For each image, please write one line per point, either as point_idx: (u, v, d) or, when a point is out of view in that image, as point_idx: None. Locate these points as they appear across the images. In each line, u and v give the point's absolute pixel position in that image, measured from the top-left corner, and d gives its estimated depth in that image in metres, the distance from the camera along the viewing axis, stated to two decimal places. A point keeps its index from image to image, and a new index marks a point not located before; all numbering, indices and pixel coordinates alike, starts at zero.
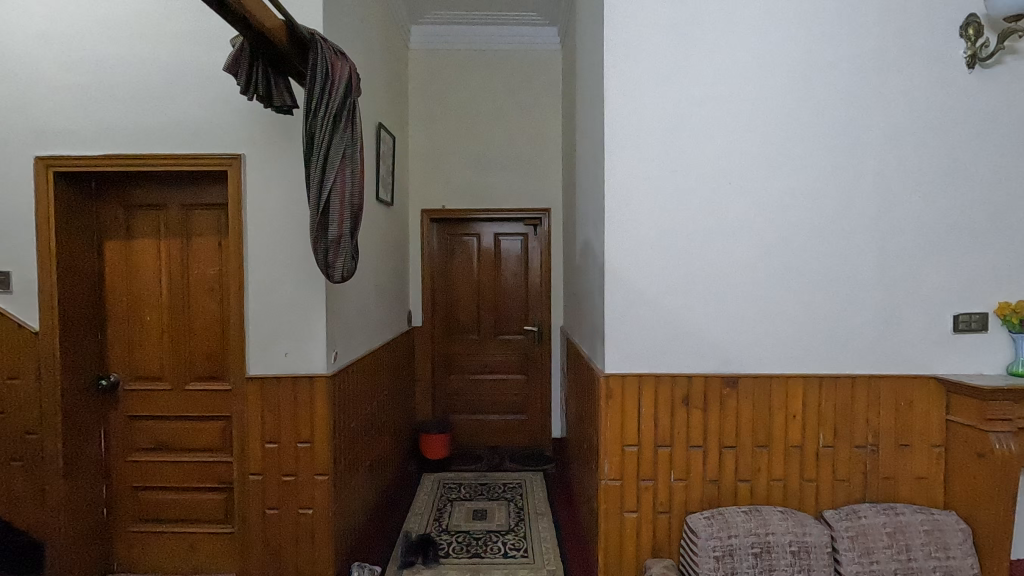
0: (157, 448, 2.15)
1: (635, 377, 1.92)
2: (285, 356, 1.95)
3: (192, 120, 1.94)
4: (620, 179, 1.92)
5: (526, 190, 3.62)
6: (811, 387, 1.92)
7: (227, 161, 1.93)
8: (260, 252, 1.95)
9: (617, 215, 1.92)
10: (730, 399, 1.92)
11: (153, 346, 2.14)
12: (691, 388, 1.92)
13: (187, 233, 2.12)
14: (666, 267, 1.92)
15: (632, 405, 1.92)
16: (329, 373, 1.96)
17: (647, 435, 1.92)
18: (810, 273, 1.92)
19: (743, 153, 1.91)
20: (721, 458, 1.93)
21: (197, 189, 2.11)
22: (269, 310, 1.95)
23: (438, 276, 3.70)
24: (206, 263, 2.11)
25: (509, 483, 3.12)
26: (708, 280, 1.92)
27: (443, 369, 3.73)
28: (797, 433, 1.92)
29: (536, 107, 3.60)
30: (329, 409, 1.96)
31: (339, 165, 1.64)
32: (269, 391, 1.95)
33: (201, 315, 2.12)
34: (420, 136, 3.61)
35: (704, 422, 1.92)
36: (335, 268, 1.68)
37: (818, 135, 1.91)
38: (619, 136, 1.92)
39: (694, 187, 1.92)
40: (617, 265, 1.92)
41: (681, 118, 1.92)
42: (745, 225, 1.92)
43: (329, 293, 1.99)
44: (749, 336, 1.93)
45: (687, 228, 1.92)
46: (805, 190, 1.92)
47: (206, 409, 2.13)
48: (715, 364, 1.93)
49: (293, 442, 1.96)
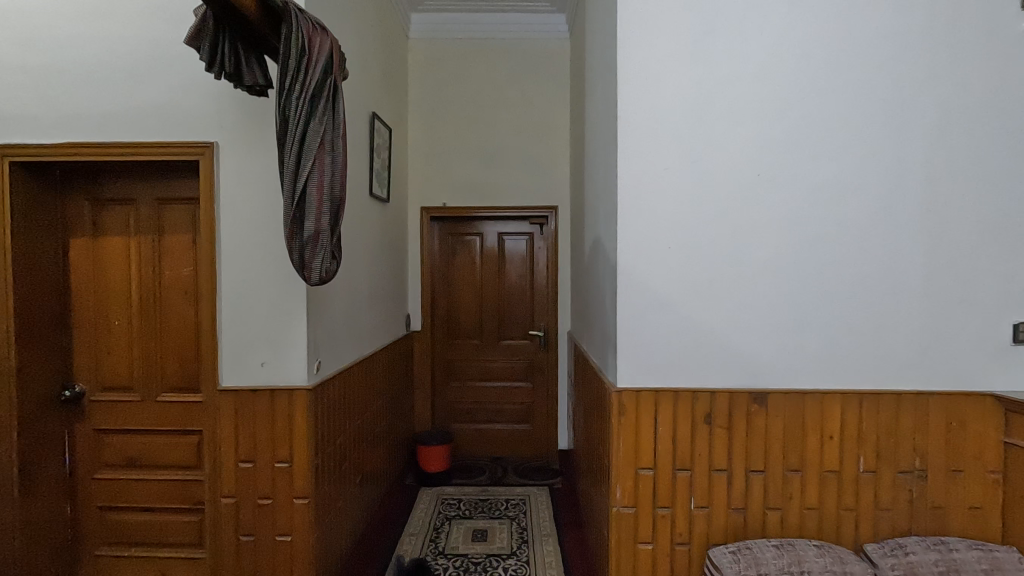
0: (126, 464, 1.97)
1: (650, 392, 1.71)
2: (261, 367, 1.77)
3: (162, 104, 1.75)
4: (636, 170, 1.71)
5: (531, 187, 3.41)
6: (851, 404, 1.70)
7: (199, 149, 1.75)
8: (235, 251, 1.76)
9: (632, 210, 1.72)
10: (758, 417, 1.71)
11: (121, 354, 1.96)
12: (714, 405, 1.71)
13: (159, 230, 1.94)
14: (687, 270, 1.71)
15: (647, 424, 1.71)
16: (310, 386, 1.77)
17: (664, 457, 1.71)
18: (849, 276, 1.70)
19: (774, 140, 1.70)
20: (747, 484, 1.71)
21: (171, 182, 1.93)
22: (244, 315, 1.77)
23: (438, 278, 3.52)
24: (180, 263, 1.93)
25: (512, 500, 2.92)
26: (733, 282, 1.71)
27: (444, 375, 3.54)
28: (833, 456, 1.70)
29: (543, 98, 3.40)
30: (310, 425, 1.77)
31: (317, 152, 1.46)
32: (244, 405, 1.76)
33: (175, 320, 1.94)
34: (420, 130, 3.42)
35: (728, 443, 1.71)
36: (312, 268, 1.48)
37: (859, 121, 1.70)
38: (634, 121, 1.71)
39: (718, 179, 1.71)
40: (632, 267, 1.71)
41: (704, 101, 1.71)
42: (776, 222, 1.71)
43: (311, 297, 1.80)
44: (780, 347, 1.72)
45: (711, 224, 1.71)
46: (844, 182, 1.70)
47: (180, 423, 1.95)
48: (742, 377, 1.72)
49: (270, 461, 1.77)
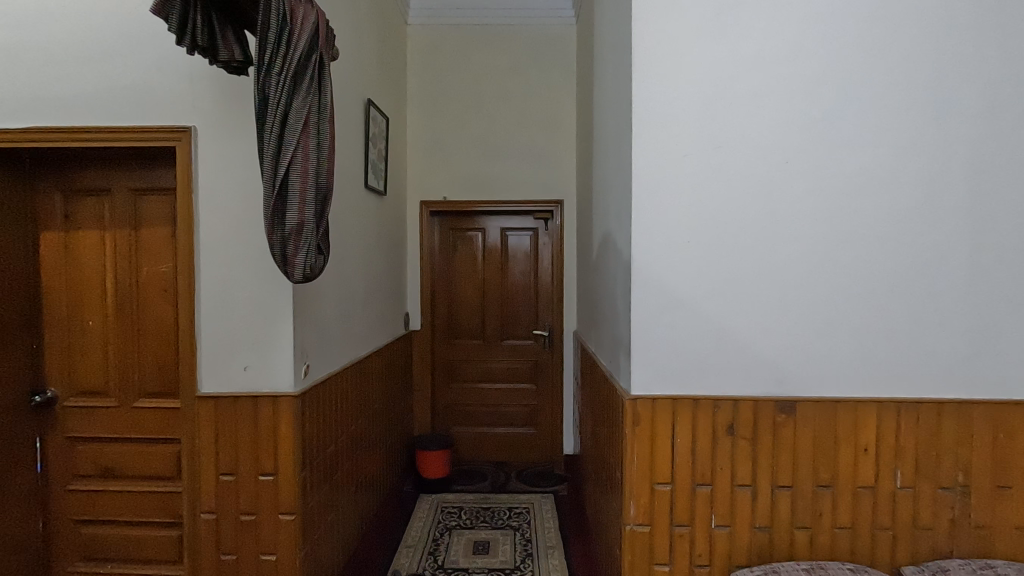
0: (101, 475, 1.84)
1: (667, 399, 1.56)
2: (243, 371, 1.62)
3: (135, 85, 1.61)
4: (651, 157, 1.56)
5: (536, 180, 3.26)
6: (887, 413, 1.55)
7: (176, 134, 1.61)
8: (214, 245, 1.62)
9: (647, 201, 1.56)
10: (785, 428, 1.56)
11: (95, 357, 1.82)
12: (737, 414, 1.56)
13: (136, 223, 1.80)
14: (708, 267, 1.56)
15: (664, 435, 1.57)
16: (297, 392, 1.63)
17: (682, 471, 1.57)
18: (885, 273, 1.55)
19: (804, 123, 1.55)
20: (773, 501, 1.57)
21: (150, 171, 1.80)
22: (225, 315, 1.62)
23: (438, 275, 3.37)
24: (159, 259, 1.80)
25: (515, 508, 2.78)
26: (757, 279, 1.56)
27: (444, 376, 3.41)
28: (867, 470, 1.56)
29: (548, 87, 3.25)
30: (296, 435, 1.63)
31: (300, 134, 1.31)
32: (224, 413, 1.62)
33: (153, 319, 1.80)
34: (418, 120, 3.27)
35: (752, 456, 1.56)
36: (295, 264, 1.34)
37: (897, 103, 1.55)
38: (649, 104, 1.56)
39: (742, 167, 1.56)
40: (647, 263, 1.56)
41: (728, 81, 1.56)
42: (805, 214, 1.56)
43: (299, 296, 1.66)
44: (809, 351, 1.56)
45: (734, 216, 1.56)
46: (880, 170, 1.55)
47: (159, 431, 1.81)
48: (768, 384, 1.57)
49: (253, 474, 1.63)
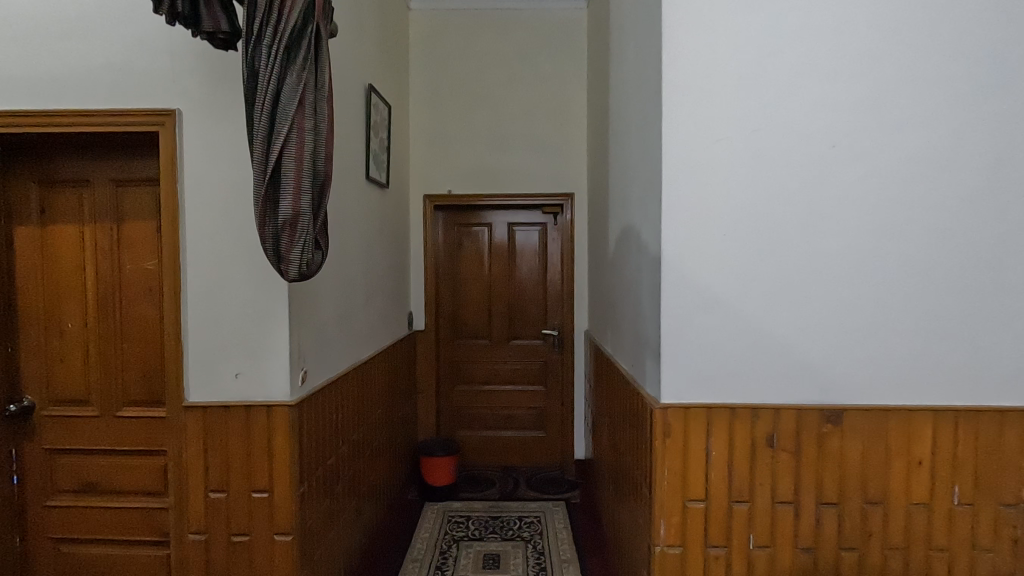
0: (81, 489, 1.69)
1: (701, 409, 1.42)
2: (235, 379, 1.48)
3: (113, 64, 1.46)
4: (683, 141, 1.41)
5: (545, 172, 3.12)
6: (944, 423, 1.41)
7: (158, 118, 1.46)
8: (201, 240, 1.47)
9: (678, 189, 1.42)
10: (832, 440, 1.42)
11: (75, 362, 1.68)
12: (778, 424, 1.42)
13: (119, 217, 1.65)
14: (745, 263, 1.42)
15: (697, 448, 1.42)
16: (293, 402, 1.49)
17: (717, 487, 1.43)
18: (942, 269, 1.40)
19: (852, 102, 1.40)
20: (818, 520, 1.42)
21: (132, 160, 1.65)
22: (213, 317, 1.48)
23: (442, 272, 3.23)
24: (143, 256, 1.65)
25: (525, 518, 2.64)
26: (800, 276, 1.41)
27: (450, 378, 3.27)
28: (921, 485, 1.42)
29: (557, 75, 3.09)
30: (293, 448, 1.48)
31: (295, 114, 1.17)
32: (213, 425, 1.47)
33: (138, 321, 1.66)
34: (422, 110, 3.12)
35: (795, 470, 1.42)
36: (290, 260, 1.19)
37: (955, 80, 1.40)
38: (681, 83, 1.41)
39: (783, 151, 1.41)
40: (678, 258, 1.42)
41: (768, 56, 1.41)
42: (853, 204, 1.41)
43: (295, 296, 1.51)
44: (857, 355, 1.42)
45: (775, 207, 1.41)
46: (937, 156, 1.40)
47: (144, 441, 1.67)
48: (812, 392, 1.42)
49: (245, 491, 1.48)
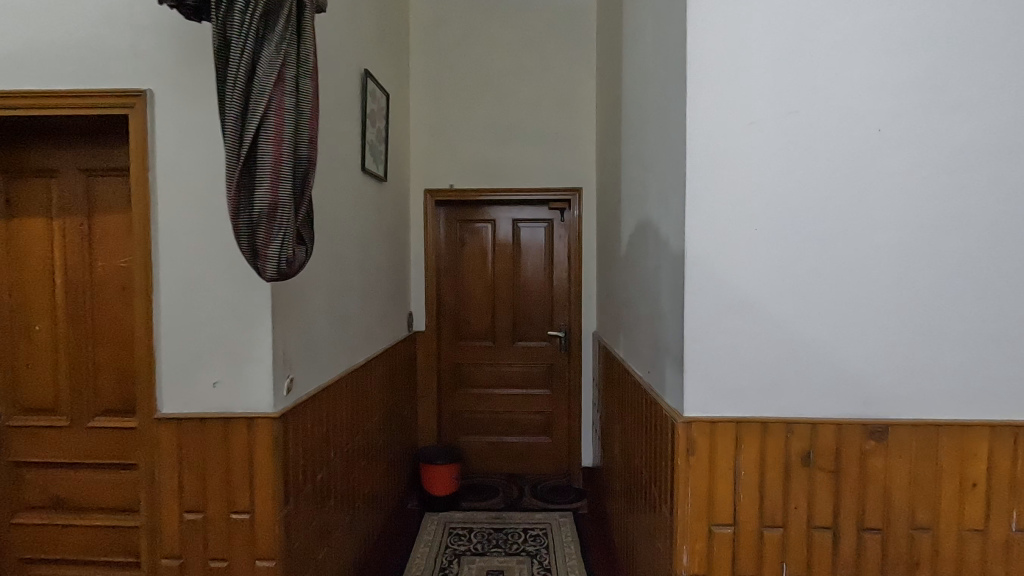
0: (49, 506, 1.54)
1: (730, 423, 1.27)
2: (213, 388, 1.34)
3: (77, 39, 1.31)
4: (710, 125, 1.27)
5: (552, 165, 2.97)
6: (1002, 439, 1.26)
7: (127, 99, 1.32)
8: (175, 235, 1.32)
9: (706, 178, 1.27)
10: (875, 458, 1.27)
11: (43, 368, 1.53)
12: (815, 440, 1.27)
13: (91, 210, 1.52)
14: (779, 260, 1.27)
15: (725, 467, 1.28)
16: (276, 413, 1.35)
17: (746, 511, 1.28)
18: (1001, 268, 1.25)
19: (900, 81, 1.25)
20: (858, 548, 1.28)
21: (105, 148, 1.51)
22: (189, 320, 1.33)
23: (444, 270, 3.09)
24: (117, 252, 1.51)
25: (531, 530, 2.50)
26: (840, 275, 1.27)
27: (451, 381, 3.13)
28: (974, 510, 1.27)
29: (564, 64, 2.95)
30: (277, 464, 1.34)
31: (273, 90, 1.03)
32: (188, 439, 1.34)
33: (111, 322, 1.52)
34: (422, 101, 2.98)
35: (834, 492, 1.28)
36: (268, 254, 1.05)
37: (1017, 55, 1.24)
38: (708, 59, 1.26)
39: (823, 136, 1.26)
40: (705, 255, 1.27)
41: (807, 30, 1.26)
42: (900, 195, 1.26)
43: (280, 296, 1.38)
44: (904, 365, 1.27)
45: (812, 199, 1.27)
46: (996, 141, 1.25)
47: (118, 454, 1.53)
48: (853, 405, 1.28)
49: (223, 512, 1.35)
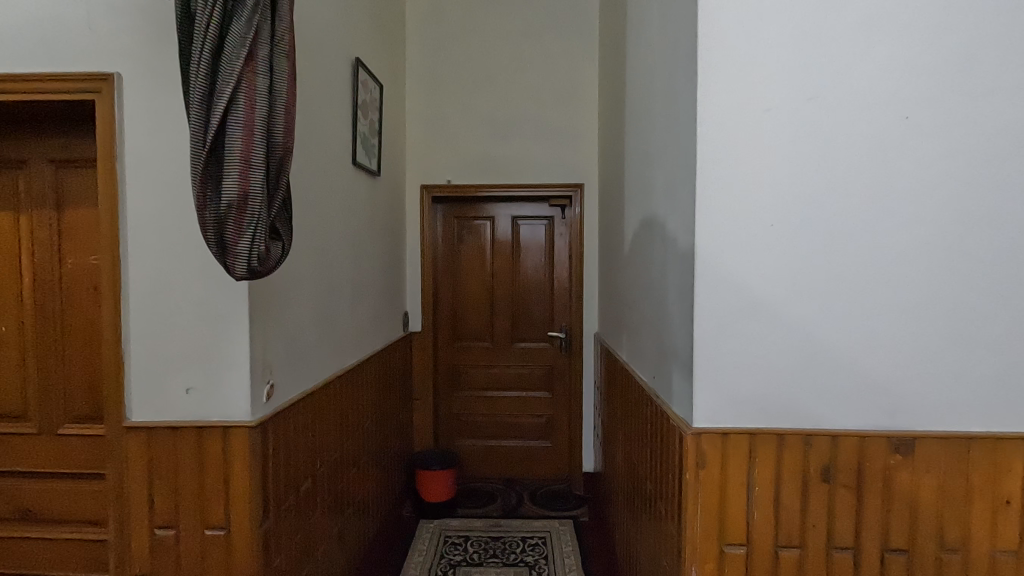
0: (12, 520, 1.44)
1: (743, 434, 1.18)
2: (186, 395, 1.25)
3: (39, 18, 1.22)
4: (722, 112, 1.17)
5: (552, 160, 2.87)
6: None
7: (93, 83, 1.22)
8: (145, 230, 1.23)
9: (718, 170, 1.17)
10: (900, 473, 1.17)
11: (8, 372, 1.44)
12: (835, 453, 1.18)
13: (60, 204, 1.42)
14: (797, 259, 1.17)
15: (737, 483, 1.18)
16: (253, 421, 1.25)
17: (761, 530, 1.19)
18: None
19: (930, 63, 1.15)
20: (882, 570, 1.18)
21: (76, 138, 1.42)
22: (160, 321, 1.24)
23: (441, 269, 2.99)
24: (88, 249, 1.42)
25: (530, 539, 2.40)
26: (863, 276, 1.17)
27: (448, 383, 3.03)
28: (1008, 530, 1.17)
29: (566, 55, 2.85)
30: (255, 477, 1.25)
31: (242, 69, 0.94)
32: (159, 450, 1.24)
33: (80, 323, 1.43)
34: (419, 94, 2.88)
35: (855, 510, 1.18)
36: (238, 250, 0.96)
37: None
38: (721, 41, 1.17)
39: (845, 124, 1.16)
40: (716, 253, 1.17)
41: (829, 9, 1.16)
42: (928, 189, 1.16)
43: (258, 296, 1.28)
44: (933, 373, 1.17)
45: (833, 193, 1.17)
46: None
47: (89, 463, 1.43)
48: (877, 416, 1.18)
49: (197, 527, 1.26)
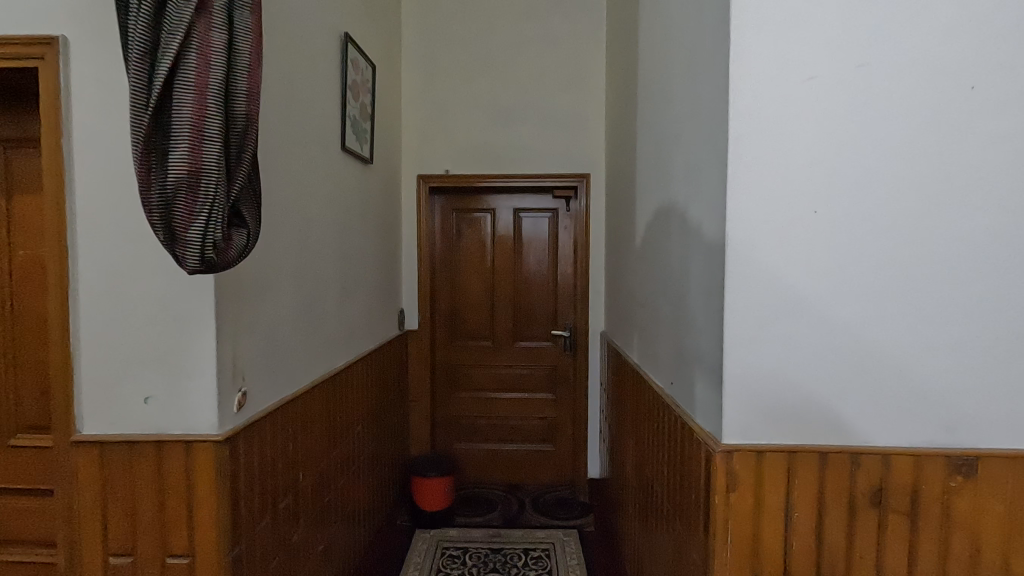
0: None
1: (781, 452, 1.03)
2: (145, 405, 1.10)
3: None
4: (758, 80, 1.01)
5: (556, 149, 2.71)
6: None
7: (36, 48, 1.06)
8: (97, 217, 1.08)
9: (753, 148, 1.01)
10: (961, 498, 1.02)
11: None
12: (886, 474, 1.03)
13: (10, 188, 1.27)
14: (843, 250, 1.02)
15: (773, 507, 1.03)
16: (221, 435, 1.10)
17: (799, 560, 1.04)
18: None
19: (1001, 25, 1.00)
20: None
21: (27, 116, 1.27)
22: (115, 320, 1.09)
23: (439, 263, 2.84)
24: (41, 238, 1.27)
25: (532, 551, 2.26)
26: (919, 271, 1.02)
27: (446, 383, 2.88)
28: None
29: (571, 37, 2.69)
30: (222, 497, 1.10)
31: (194, 23, 0.81)
32: (114, 467, 1.09)
33: (32, 322, 1.28)
34: (415, 79, 2.72)
35: (908, 539, 1.03)
36: (189, 234, 0.81)
37: None
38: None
39: (899, 95, 1.01)
40: (751, 244, 1.02)
41: None
42: (997, 171, 1.00)
43: (227, 292, 1.13)
44: (998, 383, 1.02)
45: (886, 175, 1.01)
46: None
47: (42, 478, 1.28)
48: (934, 432, 1.03)
49: (158, 554, 1.11)
